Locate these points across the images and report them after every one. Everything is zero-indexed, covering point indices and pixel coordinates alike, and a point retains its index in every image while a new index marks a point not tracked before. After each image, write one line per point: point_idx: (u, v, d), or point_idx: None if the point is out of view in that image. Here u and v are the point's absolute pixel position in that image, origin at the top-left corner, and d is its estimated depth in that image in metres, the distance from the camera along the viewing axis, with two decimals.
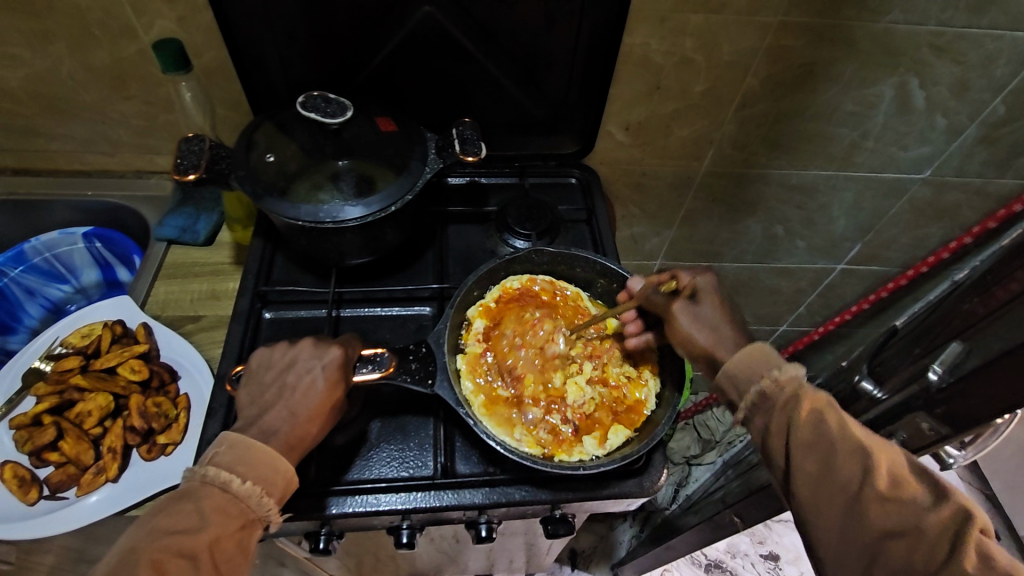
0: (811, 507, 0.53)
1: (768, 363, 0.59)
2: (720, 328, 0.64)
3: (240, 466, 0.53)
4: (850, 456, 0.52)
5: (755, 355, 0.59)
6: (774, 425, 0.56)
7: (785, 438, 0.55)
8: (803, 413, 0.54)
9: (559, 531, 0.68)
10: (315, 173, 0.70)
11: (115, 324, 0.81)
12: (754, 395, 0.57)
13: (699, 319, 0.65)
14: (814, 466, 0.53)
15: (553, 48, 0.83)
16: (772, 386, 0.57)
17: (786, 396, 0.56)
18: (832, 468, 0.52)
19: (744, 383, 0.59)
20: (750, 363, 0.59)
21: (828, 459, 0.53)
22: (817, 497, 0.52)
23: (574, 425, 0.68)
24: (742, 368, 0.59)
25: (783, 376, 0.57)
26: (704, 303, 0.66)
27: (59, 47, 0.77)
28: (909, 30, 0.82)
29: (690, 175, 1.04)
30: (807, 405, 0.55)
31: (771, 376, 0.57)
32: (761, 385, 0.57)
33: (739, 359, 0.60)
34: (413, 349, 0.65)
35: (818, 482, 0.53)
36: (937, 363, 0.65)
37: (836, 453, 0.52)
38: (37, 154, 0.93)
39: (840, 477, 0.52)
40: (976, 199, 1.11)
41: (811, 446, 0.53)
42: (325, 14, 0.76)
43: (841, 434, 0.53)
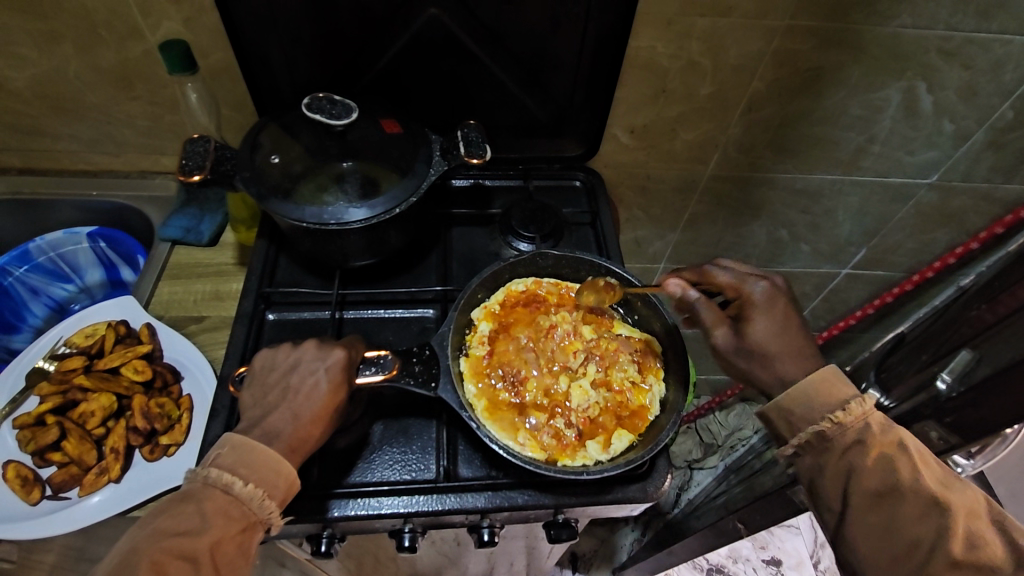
0: (876, 558, 0.55)
1: (833, 401, 0.58)
2: (771, 356, 0.62)
3: (243, 468, 0.53)
4: (921, 516, 0.53)
5: (820, 388, 0.59)
6: (833, 471, 0.57)
7: (845, 485, 0.56)
8: (870, 463, 0.55)
9: (562, 535, 0.68)
10: (319, 174, 0.70)
11: (119, 324, 0.80)
12: (810, 434, 0.58)
13: (748, 344, 0.64)
14: (881, 520, 0.55)
15: (559, 51, 0.83)
16: (832, 427, 0.57)
17: (848, 441, 0.56)
18: (901, 526, 0.54)
19: (801, 421, 0.59)
20: (813, 398, 0.58)
21: (894, 513, 0.54)
22: (883, 551, 0.55)
23: (577, 430, 0.68)
24: (801, 406, 0.59)
25: (851, 412, 0.57)
26: (759, 319, 0.64)
27: (66, 48, 0.78)
28: (917, 34, 0.82)
29: (695, 179, 1.04)
30: (876, 454, 0.55)
31: (834, 417, 0.57)
32: (823, 425, 0.57)
33: (796, 393, 0.59)
34: (417, 351, 0.65)
35: (886, 536, 0.55)
36: (946, 373, 0.67)
37: (907, 511, 0.54)
38: (43, 153, 0.93)
39: (910, 535, 0.54)
40: (983, 205, 1.10)
41: (878, 499, 0.55)
42: (332, 15, 0.76)
43: (914, 488, 0.54)
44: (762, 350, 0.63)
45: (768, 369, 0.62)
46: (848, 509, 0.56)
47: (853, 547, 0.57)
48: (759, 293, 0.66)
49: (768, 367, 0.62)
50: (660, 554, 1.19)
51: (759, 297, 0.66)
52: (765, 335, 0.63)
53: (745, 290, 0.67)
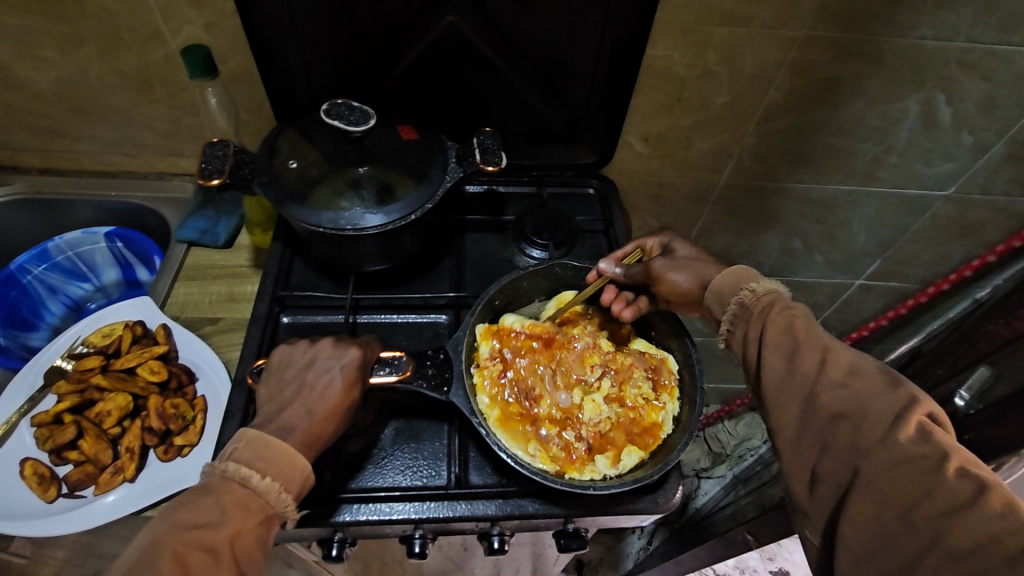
0: (774, 402, 0.55)
1: (753, 278, 0.63)
2: (699, 262, 0.68)
3: (260, 462, 0.53)
4: (812, 353, 0.54)
5: (740, 274, 0.63)
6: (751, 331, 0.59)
7: (761, 342, 0.58)
8: (777, 317, 0.58)
9: (572, 545, 0.68)
10: (335, 179, 0.71)
11: (136, 324, 0.81)
12: (735, 306, 0.61)
13: (679, 258, 0.69)
14: (779, 362, 0.55)
15: (576, 58, 0.83)
16: (750, 296, 0.61)
17: (761, 304, 0.60)
18: (795, 362, 0.54)
19: (726, 297, 0.62)
20: (731, 280, 0.63)
21: (793, 356, 0.55)
22: (781, 391, 0.55)
23: (587, 443, 0.67)
24: (726, 284, 0.63)
25: (761, 288, 0.61)
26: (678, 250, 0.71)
27: (89, 51, 0.79)
28: (937, 45, 0.81)
29: (709, 187, 1.04)
30: (782, 309, 0.58)
31: (750, 287, 0.62)
32: (742, 295, 0.61)
33: (728, 274, 0.64)
34: (431, 354, 0.65)
35: (783, 380, 0.55)
36: (965, 390, 0.66)
37: (801, 348, 0.55)
38: (64, 154, 0.95)
39: (801, 370, 0.54)
40: (1001, 217, 1.09)
41: (781, 346, 0.56)
42: (351, 22, 0.77)
43: (809, 333, 0.55)
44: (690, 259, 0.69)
45: (701, 270, 0.67)
46: (757, 361, 0.57)
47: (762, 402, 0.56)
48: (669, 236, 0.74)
49: (699, 268, 0.67)
50: (667, 563, 1.18)
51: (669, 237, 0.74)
52: (691, 248, 0.71)
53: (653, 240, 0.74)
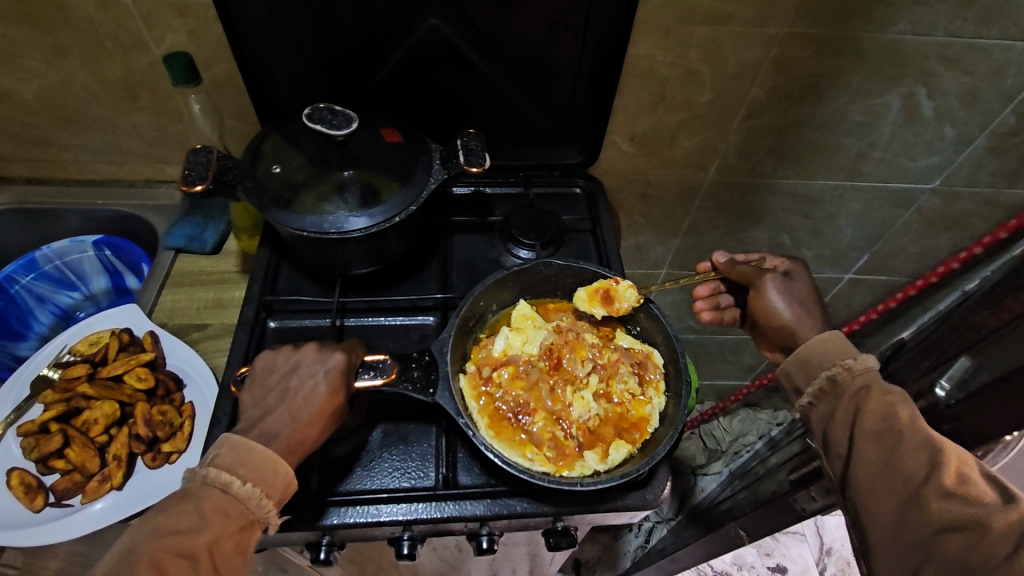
0: (874, 498, 0.57)
1: (850, 351, 0.64)
2: (810, 308, 0.70)
3: (241, 467, 0.53)
4: (915, 452, 0.55)
5: (835, 342, 0.65)
6: (841, 413, 0.61)
7: (853, 428, 0.60)
8: (873, 403, 0.59)
9: (561, 544, 0.68)
10: (320, 183, 0.70)
11: (122, 333, 0.81)
12: (824, 380, 0.64)
13: (793, 293, 0.71)
14: (879, 456, 0.57)
15: (559, 59, 0.84)
16: (844, 374, 0.63)
17: (858, 385, 0.62)
18: (896, 458, 0.56)
19: (817, 366, 0.65)
20: (829, 345, 0.65)
21: (892, 450, 0.57)
22: (878, 484, 0.57)
23: (577, 441, 0.67)
24: (819, 351, 0.65)
25: (858, 364, 0.63)
26: (796, 282, 0.73)
27: (73, 60, 0.79)
28: (917, 40, 0.82)
29: (696, 184, 1.04)
30: (879, 398, 0.59)
31: (846, 363, 0.63)
32: (834, 370, 0.63)
33: (828, 338, 0.66)
34: (416, 356, 0.65)
35: (882, 475, 0.57)
36: (944, 380, 0.65)
37: (902, 444, 0.56)
38: (50, 163, 0.94)
39: (904, 469, 0.55)
40: (986, 209, 1.10)
41: (879, 438, 0.58)
42: (333, 26, 0.77)
43: (912, 427, 0.57)
44: (803, 301, 0.71)
45: (804, 310, 0.70)
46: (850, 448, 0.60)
47: (857, 492, 0.59)
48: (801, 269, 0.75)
49: (807, 315, 0.70)
50: (662, 561, 1.18)
51: (798, 271, 0.74)
52: (808, 292, 0.72)
53: (785, 263, 0.75)
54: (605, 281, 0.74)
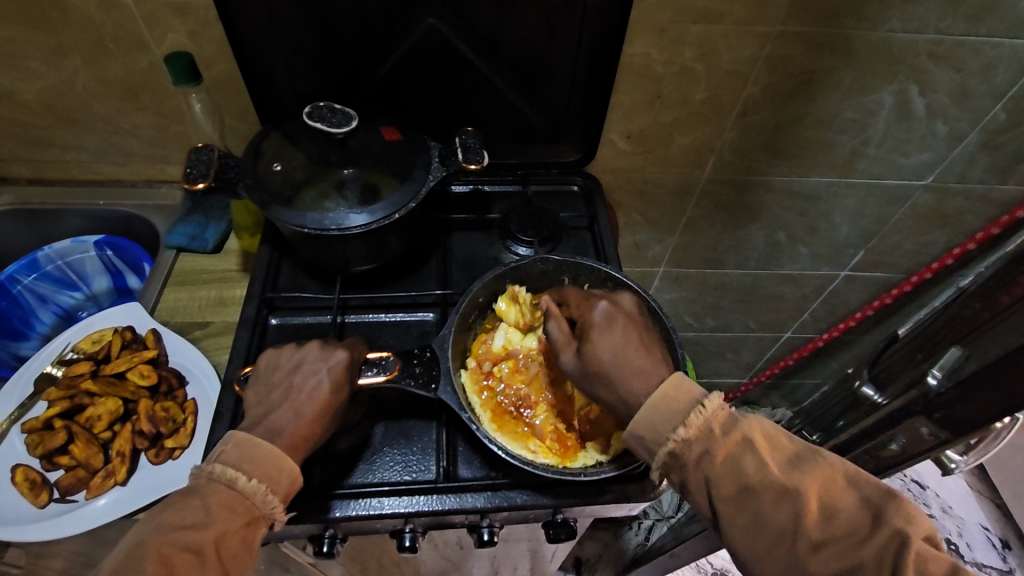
0: (754, 558, 0.53)
1: (677, 415, 0.55)
2: (614, 378, 0.59)
3: (247, 464, 0.54)
4: (778, 506, 0.52)
5: (676, 392, 0.57)
6: (693, 486, 0.54)
7: (709, 495, 0.54)
8: (720, 467, 0.53)
9: (561, 535, 0.68)
10: (321, 181, 0.71)
11: (125, 330, 0.82)
12: (663, 456, 0.55)
13: (590, 365, 0.61)
14: (745, 520, 0.52)
15: (555, 58, 0.85)
16: (679, 445, 0.55)
17: (696, 452, 0.54)
18: (763, 518, 0.52)
19: (651, 444, 0.56)
20: (657, 414, 0.56)
21: (755, 508, 0.52)
22: (757, 547, 0.52)
23: (578, 432, 0.69)
24: (649, 427, 0.56)
25: (692, 424, 0.55)
26: (606, 336, 0.61)
27: (74, 61, 0.80)
28: (908, 38, 0.83)
29: (692, 183, 1.05)
30: (724, 455, 0.54)
31: (678, 434, 0.55)
32: (669, 445, 0.55)
33: (643, 416, 0.56)
34: (418, 353, 0.65)
35: (756, 536, 0.52)
36: (935, 369, 0.66)
37: (760, 497, 0.52)
38: (51, 164, 0.95)
39: (774, 525, 0.52)
40: (979, 206, 1.11)
41: (739, 499, 0.53)
42: (332, 26, 0.78)
43: (760, 479, 0.52)
44: (605, 370, 0.60)
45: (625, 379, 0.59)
46: (713, 514, 0.54)
47: (737, 554, 0.54)
48: (602, 307, 0.64)
49: (615, 389, 0.59)
50: (662, 557, 1.19)
51: (597, 317, 0.63)
52: (601, 351, 0.60)
53: (592, 309, 0.64)
54: (505, 292, 0.76)
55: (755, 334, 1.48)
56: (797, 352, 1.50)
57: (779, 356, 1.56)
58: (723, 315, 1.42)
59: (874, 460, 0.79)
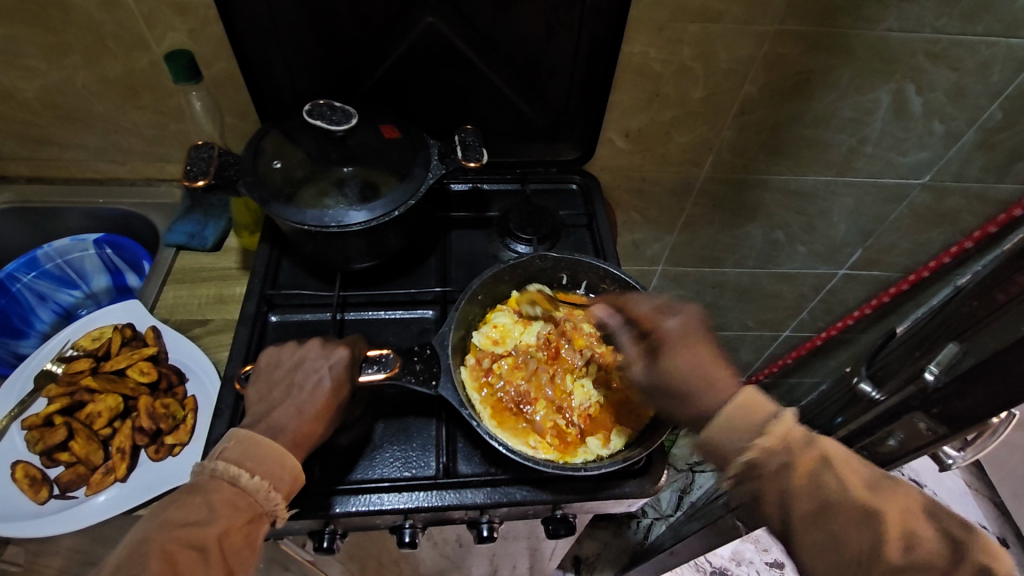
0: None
1: (757, 426, 0.55)
2: (692, 396, 0.58)
3: (249, 461, 0.54)
4: (854, 528, 0.52)
5: (748, 403, 0.56)
6: (769, 497, 0.55)
7: (784, 510, 0.55)
8: (799, 482, 0.54)
9: (560, 531, 0.69)
10: (320, 179, 0.72)
11: (125, 327, 0.83)
12: (740, 464, 0.56)
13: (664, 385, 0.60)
14: (820, 538, 0.53)
15: (553, 58, 0.85)
16: (758, 455, 0.55)
17: (776, 464, 0.55)
18: (838, 538, 0.53)
19: (729, 452, 0.56)
20: (734, 425, 0.56)
21: (830, 529, 0.53)
22: (831, 567, 0.53)
23: (579, 427, 0.69)
24: (727, 435, 0.56)
25: (773, 436, 0.55)
26: (675, 354, 0.60)
27: (74, 59, 0.80)
28: (905, 37, 0.84)
29: (690, 181, 1.06)
30: (803, 471, 0.54)
31: (757, 443, 0.55)
32: (746, 455, 0.55)
33: (718, 429, 0.56)
34: (418, 350, 0.66)
35: (830, 554, 0.53)
36: (932, 365, 0.66)
37: (837, 517, 0.53)
38: (51, 163, 0.95)
39: (850, 549, 0.52)
40: (976, 205, 1.11)
41: (814, 516, 0.54)
42: (332, 24, 0.78)
43: (840, 499, 0.53)
44: (679, 390, 0.59)
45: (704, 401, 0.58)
46: (787, 529, 0.55)
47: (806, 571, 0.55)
48: (676, 321, 0.61)
49: (690, 407, 0.59)
50: (661, 555, 1.19)
51: (672, 332, 0.61)
52: (677, 372, 0.59)
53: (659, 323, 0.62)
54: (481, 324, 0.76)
55: (753, 332, 1.48)
56: (795, 350, 1.50)
57: (778, 355, 1.57)
58: (721, 314, 1.43)
59: (872, 457, 0.80)
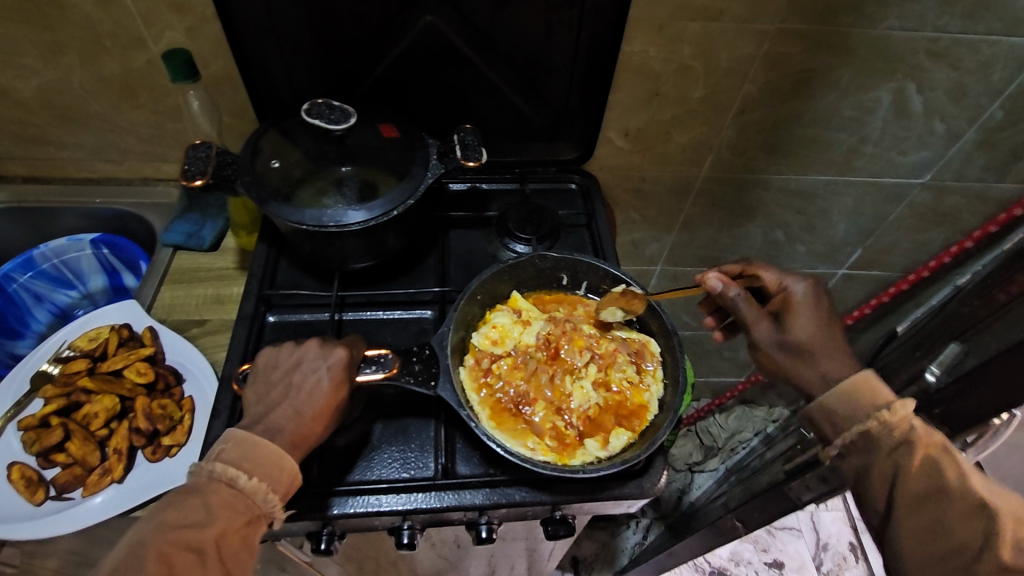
0: (926, 557, 0.59)
1: (880, 403, 0.59)
2: (817, 354, 0.64)
3: (247, 463, 0.53)
4: (966, 519, 0.57)
5: (865, 388, 0.60)
6: (880, 476, 0.60)
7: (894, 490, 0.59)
8: (918, 467, 0.58)
9: (559, 532, 0.68)
10: (319, 179, 0.72)
11: (122, 328, 0.82)
12: (854, 436, 0.59)
13: (791, 342, 0.65)
14: (927, 522, 0.59)
15: (553, 57, 0.85)
16: (877, 426, 0.58)
17: (894, 443, 0.58)
18: (946, 528, 0.58)
19: (846, 423, 0.59)
20: (858, 399, 0.59)
21: (939, 516, 0.58)
22: (930, 548, 0.59)
23: (578, 429, 0.68)
24: (846, 405, 0.59)
25: (897, 414, 0.58)
26: (801, 314, 0.66)
27: (71, 58, 0.79)
28: (905, 35, 0.83)
29: (690, 180, 1.05)
30: (925, 460, 0.58)
31: (881, 415, 0.58)
32: (870, 426, 0.58)
33: (845, 392, 0.60)
34: (416, 351, 0.65)
35: (934, 538, 0.59)
36: (935, 366, 0.67)
37: (951, 511, 0.57)
38: (47, 162, 0.95)
39: (957, 538, 0.57)
40: (976, 204, 1.11)
41: (923, 502, 0.58)
42: (330, 23, 0.78)
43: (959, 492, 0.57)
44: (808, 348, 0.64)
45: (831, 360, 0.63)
46: (891, 509, 0.61)
47: (900, 546, 0.61)
48: (806, 286, 0.68)
49: (811, 363, 0.63)
50: (660, 555, 1.19)
51: (800, 296, 0.68)
52: (810, 332, 0.65)
53: (787, 290, 0.68)
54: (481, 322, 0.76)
55: None
56: None
57: None
58: None
59: None
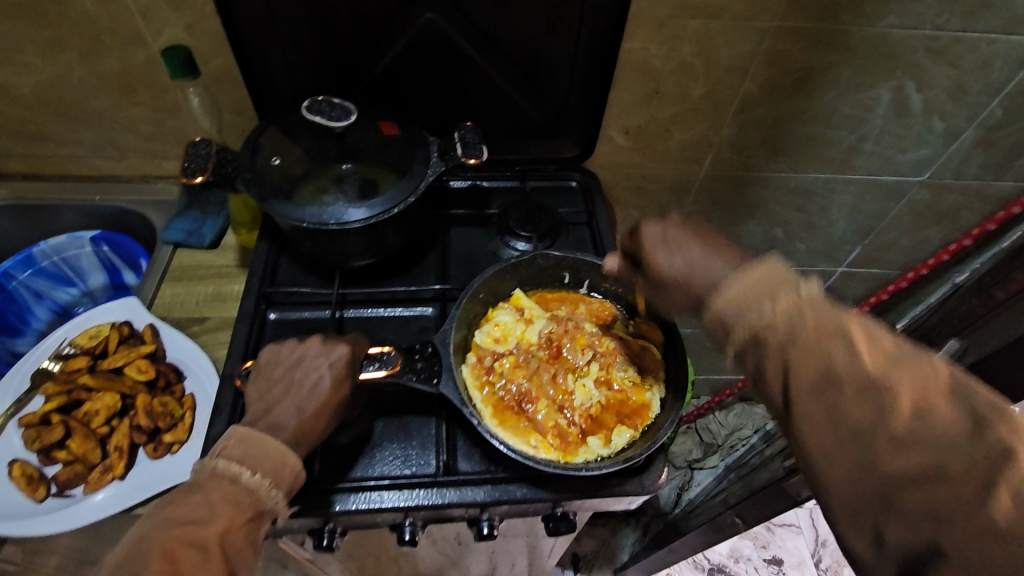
0: (819, 458, 0.43)
1: (760, 296, 0.49)
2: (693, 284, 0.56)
3: (250, 459, 0.54)
4: (861, 397, 0.41)
5: (763, 279, 0.50)
6: (770, 372, 0.47)
7: (785, 379, 0.46)
8: (801, 352, 0.45)
9: (561, 528, 0.69)
10: (319, 176, 0.71)
11: (122, 325, 0.82)
12: (744, 336, 0.49)
13: (661, 281, 0.59)
14: (819, 412, 0.43)
15: (553, 55, 0.85)
16: (762, 326, 0.48)
17: (781, 334, 0.47)
18: (838, 412, 0.42)
19: (734, 325, 0.50)
20: (744, 296, 0.50)
21: (834, 401, 0.42)
22: (826, 443, 0.42)
23: (580, 427, 0.69)
24: (731, 304, 0.51)
25: (782, 305, 0.48)
26: (666, 253, 0.59)
27: (70, 54, 0.79)
28: (905, 33, 0.83)
29: (690, 179, 1.05)
30: (806, 341, 0.45)
31: (765, 305, 0.48)
32: (751, 325, 0.48)
33: (733, 294, 0.51)
34: (419, 348, 0.65)
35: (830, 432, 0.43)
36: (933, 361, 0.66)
37: (838, 387, 0.42)
38: (47, 159, 0.95)
39: (848, 421, 0.42)
40: (975, 202, 1.12)
41: (816, 387, 0.44)
42: (330, 19, 0.78)
43: (848, 369, 0.43)
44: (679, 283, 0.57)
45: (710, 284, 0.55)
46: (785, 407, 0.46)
47: (804, 461, 0.45)
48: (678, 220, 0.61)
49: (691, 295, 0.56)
50: (661, 551, 1.19)
51: (652, 236, 0.61)
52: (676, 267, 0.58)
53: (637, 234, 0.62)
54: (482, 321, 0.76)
55: None
56: None
57: None
58: None
59: None
